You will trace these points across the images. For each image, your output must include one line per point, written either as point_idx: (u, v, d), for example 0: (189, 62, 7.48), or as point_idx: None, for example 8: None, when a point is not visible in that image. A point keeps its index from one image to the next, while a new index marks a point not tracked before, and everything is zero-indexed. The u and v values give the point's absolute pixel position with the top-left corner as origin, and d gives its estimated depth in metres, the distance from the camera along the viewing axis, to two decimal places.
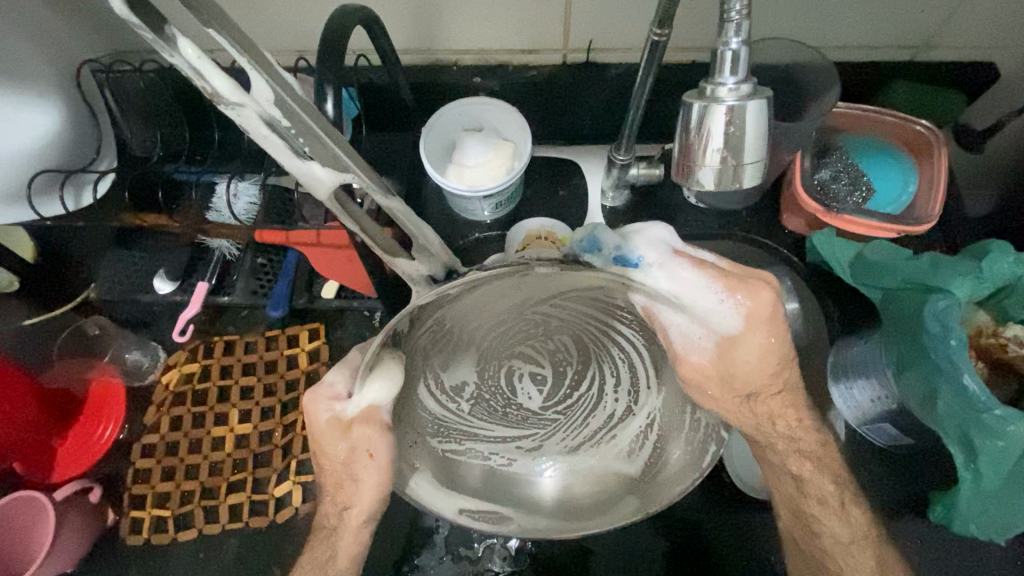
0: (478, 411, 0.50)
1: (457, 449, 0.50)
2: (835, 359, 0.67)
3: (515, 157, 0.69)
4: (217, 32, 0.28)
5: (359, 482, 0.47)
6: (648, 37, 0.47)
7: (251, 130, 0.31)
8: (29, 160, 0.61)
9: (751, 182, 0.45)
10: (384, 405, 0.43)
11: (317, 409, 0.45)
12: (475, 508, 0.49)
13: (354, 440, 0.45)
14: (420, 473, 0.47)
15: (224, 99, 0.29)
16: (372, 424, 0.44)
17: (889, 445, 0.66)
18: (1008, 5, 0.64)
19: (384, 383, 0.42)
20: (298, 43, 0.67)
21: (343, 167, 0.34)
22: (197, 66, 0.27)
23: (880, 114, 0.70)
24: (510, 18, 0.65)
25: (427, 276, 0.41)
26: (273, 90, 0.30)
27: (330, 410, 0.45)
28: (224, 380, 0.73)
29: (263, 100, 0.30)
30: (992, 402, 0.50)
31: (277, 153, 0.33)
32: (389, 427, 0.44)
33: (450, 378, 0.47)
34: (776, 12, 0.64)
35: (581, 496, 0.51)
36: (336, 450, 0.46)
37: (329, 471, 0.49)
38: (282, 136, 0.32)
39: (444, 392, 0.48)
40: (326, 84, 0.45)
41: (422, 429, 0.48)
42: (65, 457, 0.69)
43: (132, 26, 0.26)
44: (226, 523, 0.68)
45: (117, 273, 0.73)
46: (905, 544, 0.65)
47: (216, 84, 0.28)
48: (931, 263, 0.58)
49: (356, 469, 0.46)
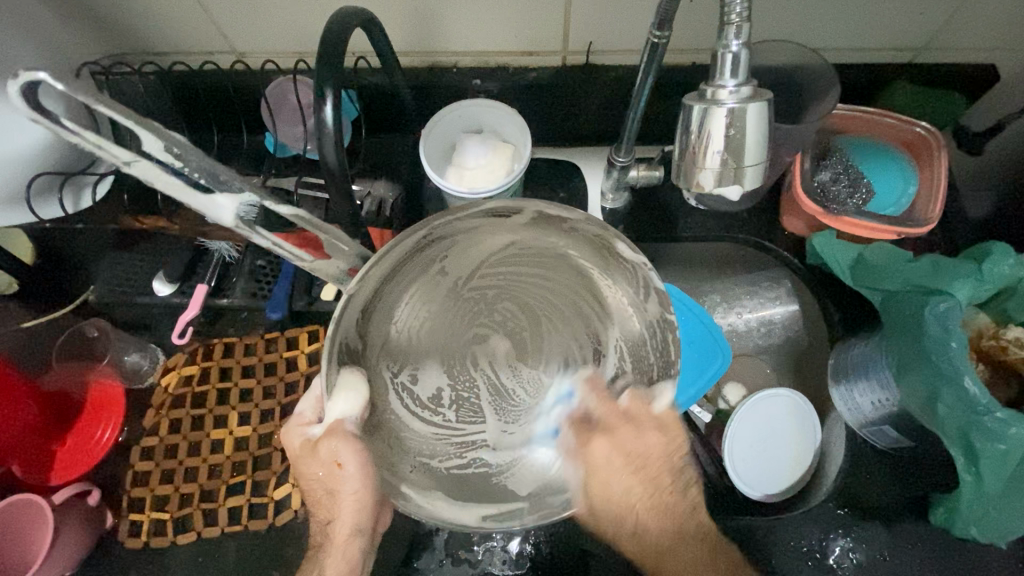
0: (463, 415, 0.55)
1: (462, 463, 0.52)
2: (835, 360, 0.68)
3: (514, 160, 0.69)
4: (101, 106, 0.32)
5: (337, 495, 0.48)
6: (648, 39, 0.47)
7: (154, 181, 0.35)
8: (29, 164, 0.61)
9: (750, 184, 0.46)
10: (354, 416, 0.46)
11: (292, 435, 0.49)
12: (497, 513, 0.48)
13: (322, 454, 0.47)
14: (431, 495, 0.48)
15: (121, 159, 0.34)
16: (340, 436, 0.46)
17: (891, 449, 0.66)
18: (1007, 10, 0.64)
19: (346, 383, 0.45)
20: (297, 46, 0.68)
21: (238, 190, 0.38)
22: (94, 141, 0.33)
23: (880, 116, 0.70)
24: (509, 19, 0.65)
25: (346, 269, 0.49)
26: (160, 142, 0.34)
27: (302, 435, 0.48)
28: (223, 383, 0.72)
29: (155, 152, 0.34)
30: (993, 404, 0.51)
31: (186, 198, 0.37)
32: (354, 436, 0.46)
33: (418, 386, 0.54)
34: (774, 15, 0.64)
35: (570, 487, 0.51)
36: (314, 474, 0.48)
37: (307, 491, 0.50)
38: (182, 178, 0.36)
39: (426, 407, 0.54)
40: (325, 87, 0.44)
41: (404, 446, 0.52)
42: (62, 462, 0.68)
43: (32, 116, 0.33)
44: (225, 526, 0.67)
45: (113, 276, 0.73)
46: (906, 551, 0.63)
47: (112, 150, 0.34)
48: (932, 265, 0.59)
49: (334, 483, 0.47)
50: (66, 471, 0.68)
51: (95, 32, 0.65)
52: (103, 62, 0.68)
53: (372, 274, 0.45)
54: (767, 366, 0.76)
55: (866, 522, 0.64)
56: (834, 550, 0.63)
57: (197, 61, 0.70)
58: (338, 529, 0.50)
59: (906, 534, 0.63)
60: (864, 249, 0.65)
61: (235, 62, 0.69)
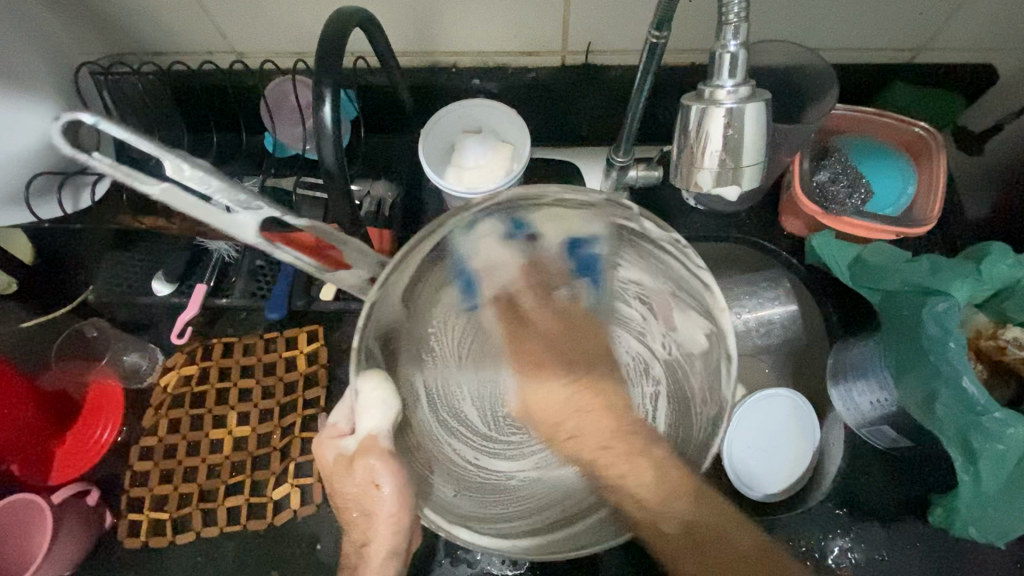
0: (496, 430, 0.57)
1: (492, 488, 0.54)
2: (832, 364, 0.69)
3: (513, 159, 0.69)
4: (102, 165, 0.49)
5: (371, 515, 0.46)
6: (646, 40, 0.47)
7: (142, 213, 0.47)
8: (29, 164, 0.60)
9: (749, 184, 0.46)
10: (384, 431, 0.46)
11: (326, 449, 0.48)
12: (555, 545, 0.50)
13: (358, 472, 0.45)
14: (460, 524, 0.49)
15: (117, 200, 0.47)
16: (372, 451, 0.45)
17: (890, 449, 0.66)
18: (1005, 10, 0.64)
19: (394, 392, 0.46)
20: (296, 46, 0.68)
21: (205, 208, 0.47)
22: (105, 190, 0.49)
23: (878, 117, 0.70)
24: (508, 19, 0.65)
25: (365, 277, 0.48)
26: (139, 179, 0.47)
27: (335, 449, 0.47)
28: (221, 383, 0.72)
29: None
30: (992, 403, 0.50)
31: None
32: (389, 454, 0.45)
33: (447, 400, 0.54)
34: (773, 15, 0.64)
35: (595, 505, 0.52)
36: (349, 491, 0.47)
37: (344, 508, 0.49)
38: None
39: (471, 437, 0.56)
40: (324, 86, 0.44)
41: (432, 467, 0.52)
42: (61, 460, 0.69)
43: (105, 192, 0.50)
44: (223, 526, 0.67)
45: (115, 276, 0.74)
46: (905, 550, 0.63)
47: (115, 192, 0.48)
48: (930, 265, 0.59)
49: (368, 503, 0.46)
50: (67, 471, 0.68)
51: (94, 32, 0.65)
52: (103, 62, 0.68)
53: (412, 270, 0.46)
54: (766, 366, 0.74)
55: (864, 522, 0.64)
56: (833, 550, 0.63)
57: (196, 62, 0.70)
58: (372, 551, 0.47)
59: (905, 535, 0.63)
60: (863, 248, 0.65)
61: (235, 62, 0.69)
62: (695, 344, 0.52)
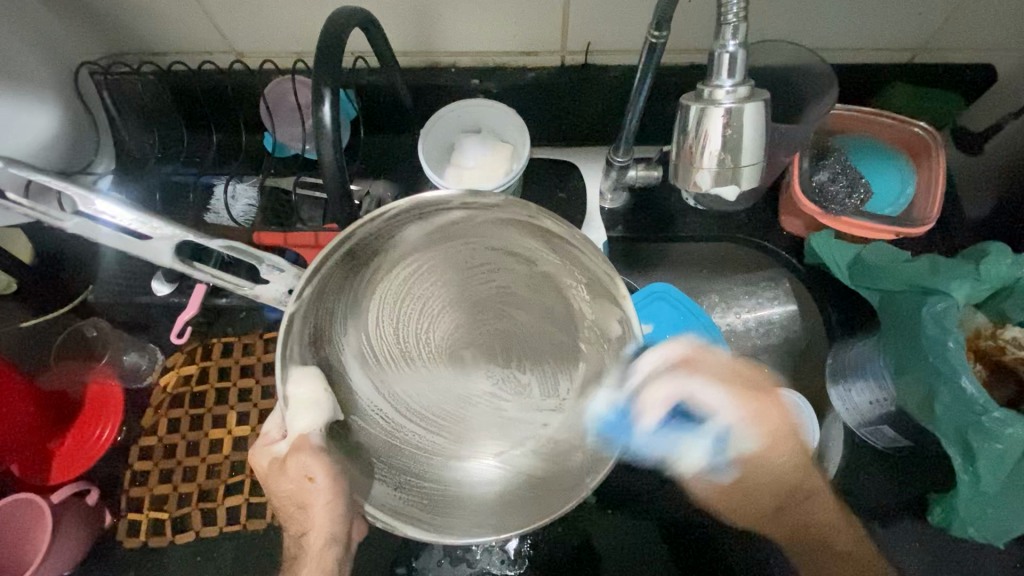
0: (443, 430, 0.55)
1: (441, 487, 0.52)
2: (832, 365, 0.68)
3: (512, 159, 0.69)
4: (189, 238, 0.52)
5: (307, 511, 0.48)
6: (645, 39, 0.47)
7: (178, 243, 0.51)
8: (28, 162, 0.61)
9: (748, 184, 0.46)
10: (316, 429, 0.47)
11: (259, 456, 0.49)
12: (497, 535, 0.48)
13: (291, 471, 0.47)
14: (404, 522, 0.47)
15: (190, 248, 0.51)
16: (304, 449, 0.46)
17: (889, 449, 0.66)
18: (1006, 10, 0.64)
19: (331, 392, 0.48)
20: (295, 46, 0.68)
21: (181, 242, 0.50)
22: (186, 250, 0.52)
23: (878, 116, 0.70)
24: (508, 19, 0.65)
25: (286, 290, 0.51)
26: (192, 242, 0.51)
27: (268, 455, 0.49)
28: (221, 383, 0.72)
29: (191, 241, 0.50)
30: (990, 403, 0.50)
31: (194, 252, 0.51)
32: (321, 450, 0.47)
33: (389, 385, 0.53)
34: (773, 15, 0.64)
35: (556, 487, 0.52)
36: (281, 490, 0.49)
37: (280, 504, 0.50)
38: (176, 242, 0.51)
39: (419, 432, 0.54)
40: (323, 86, 0.44)
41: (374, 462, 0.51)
42: (60, 461, 0.68)
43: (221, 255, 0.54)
44: (223, 526, 0.67)
45: (115, 275, 0.74)
46: (903, 549, 0.63)
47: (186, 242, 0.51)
48: (930, 265, 0.59)
49: (306, 499, 0.47)
50: (66, 469, 0.68)
51: (93, 32, 0.65)
52: (103, 62, 0.68)
53: (328, 273, 0.45)
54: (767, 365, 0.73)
55: (863, 521, 0.64)
56: None
57: (196, 61, 0.70)
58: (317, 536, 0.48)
59: (903, 533, 0.64)
60: (863, 248, 0.65)
61: (234, 62, 0.69)
62: (610, 330, 0.50)
